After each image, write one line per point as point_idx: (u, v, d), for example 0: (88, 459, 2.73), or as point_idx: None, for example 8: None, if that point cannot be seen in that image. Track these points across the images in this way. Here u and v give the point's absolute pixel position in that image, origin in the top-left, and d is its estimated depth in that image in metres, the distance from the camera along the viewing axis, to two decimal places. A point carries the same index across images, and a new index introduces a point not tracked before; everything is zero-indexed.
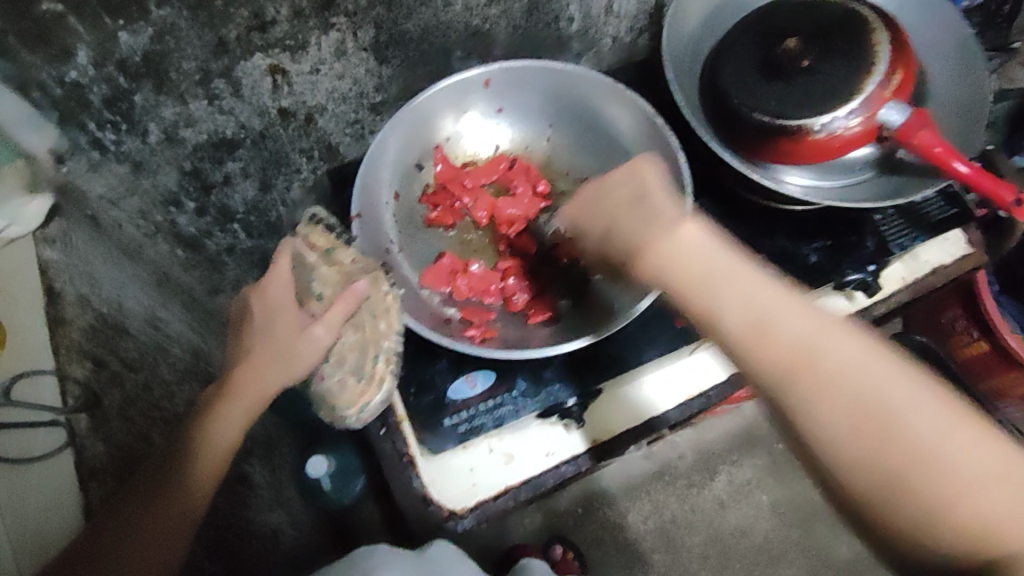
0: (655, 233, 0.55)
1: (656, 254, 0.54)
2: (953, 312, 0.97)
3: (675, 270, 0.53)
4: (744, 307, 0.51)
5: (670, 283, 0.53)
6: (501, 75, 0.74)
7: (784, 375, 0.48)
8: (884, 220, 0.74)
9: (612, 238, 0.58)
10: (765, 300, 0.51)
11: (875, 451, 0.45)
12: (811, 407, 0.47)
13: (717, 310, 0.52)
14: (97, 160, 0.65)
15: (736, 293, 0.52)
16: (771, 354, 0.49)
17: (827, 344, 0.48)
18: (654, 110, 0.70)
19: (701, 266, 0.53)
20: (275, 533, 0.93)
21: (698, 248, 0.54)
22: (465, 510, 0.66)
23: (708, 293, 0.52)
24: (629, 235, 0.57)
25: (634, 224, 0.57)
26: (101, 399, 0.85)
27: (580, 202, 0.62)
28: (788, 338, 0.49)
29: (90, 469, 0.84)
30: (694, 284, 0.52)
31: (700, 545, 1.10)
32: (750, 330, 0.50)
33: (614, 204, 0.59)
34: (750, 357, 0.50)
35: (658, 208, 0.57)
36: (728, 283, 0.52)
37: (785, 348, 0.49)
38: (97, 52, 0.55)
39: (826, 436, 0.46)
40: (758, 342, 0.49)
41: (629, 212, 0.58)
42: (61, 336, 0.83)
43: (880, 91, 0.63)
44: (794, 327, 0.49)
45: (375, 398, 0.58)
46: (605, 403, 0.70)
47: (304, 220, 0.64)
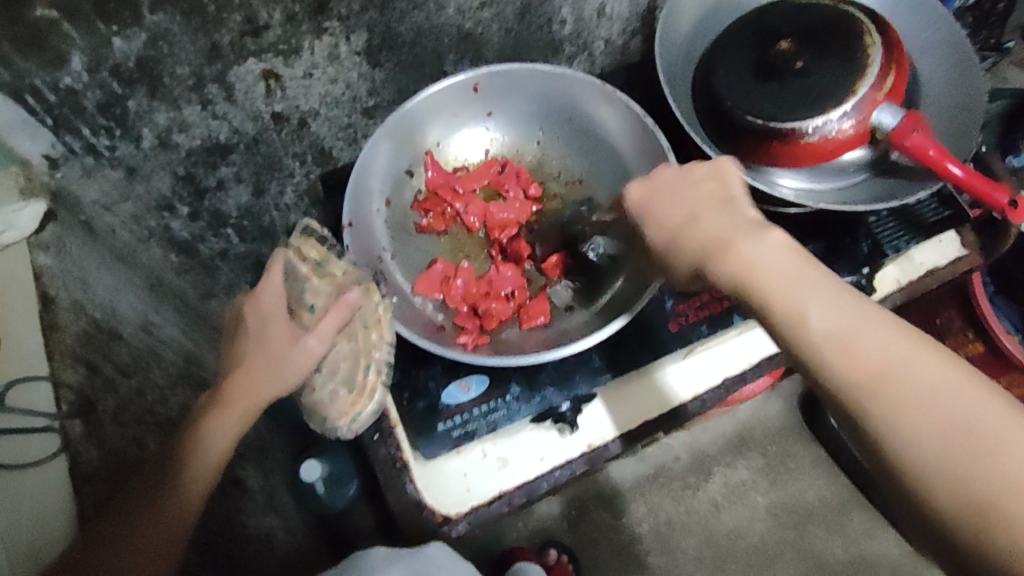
0: (743, 233, 0.50)
1: (734, 254, 0.49)
2: (947, 312, 0.97)
3: (747, 268, 0.48)
4: (828, 316, 0.44)
5: (736, 283, 0.48)
6: (490, 79, 0.74)
7: (862, 389, 0.42)
8: (878, 222, 0.75)
9: (694, 230, 0.53)
10: (852, 310, 0.44)
11: (973, 481, 0.38)
12: (894, 423, 0.41)
13: (804, 314, 0.45)
14: (91, 165, 0.65)
15: (827, 301, 0.45)
16: (851, 362, 0.42)
17: (913, 361, 0.42)
18: (643, 110, 0.70)
19: (786, 271, 0.47)
20: (270, 538, 0.91)
21: (781, 253, 0.48)
22: (459, 515, 0.66)
23: (791, 294, 0.46)
24: (706, 232, 0.52)
25: (718, 220, 0.52)
26: (94, 404, 0.77)
27: (658, 185, 0.58)
28: (875, 352, 0.42)
29: (84, 474, 0.77)
30: (772, 283, 0.47)
31: (695, 547, 1.10)
32: (830, 339, 0.43)
33: (698, 198, 0.55)
34: (824, 365, 0.43)
35: (739, 212, 0.52)
36: (816, 291, 0.45)
37: (870, 362, 0.42)
38: (91, 58, 0.55)
39: (914, 456, 0.40)
40: (838, 352, 0.43)
41: (716, 211, 0.53)
42: (55, 341, 0.75)
43: (873, 93, 0.63)
44: (878, 341, 0.43)
45: (366, 408, 0.60)
46: (601, 408, 0.70)
47: (297, 231, 0.65)
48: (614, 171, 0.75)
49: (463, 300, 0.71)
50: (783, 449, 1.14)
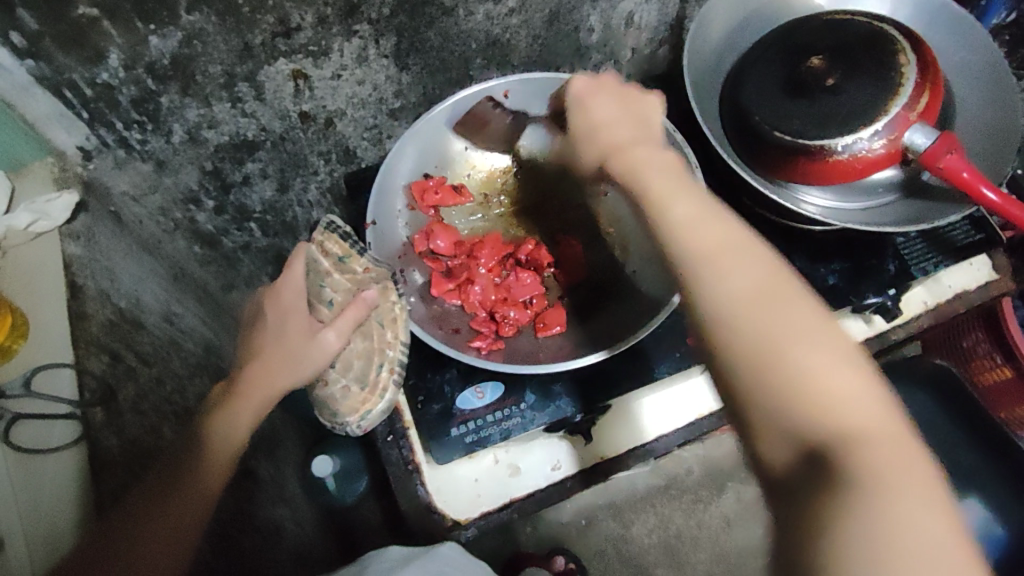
0: (644, 142, 0.53)
1: (632, 155, 0.51)
2: (975, 337, 0.95)
3: (643, 168, 0.50)
4: (691, 207, 0.46)
5: (626, 175, 0.51)
6: (522, 87, 0.72)
7: (704, 267, 0.43)
8: (906, 243, 0.72)
9: (601, 137, 0.55)
10: (713, 212, 0.46)
11: (762, 328, 0.40)
12: (715, 288, 0.42)
13: (671, 205, 0.46)
14: (122, 158, 0.67)
15: (700, 199, 0.47)
16: (702, 246, 0.44)
17: (754, 258, 0.43)
18: (674, 123, 0.70)
19: (665, 172, 0.49)
20: (278, 529, 0.89)
21: (668, 164, 0.50)
22: (469, 520, 0.66)
23: (665, 180, 0.48)
24: (617, 135, 0.54)
25: (627, 129, 0.55)
26: (115, 392, 0.74)
27: (591, 91, 0.59)
28: (715, 233, 0.44)
29: (102, 461, 0.72)
30: (655, 181, 0.48)
31: (705, 562, 1.09)
32: (682, 217, 0.45)
33: (620, 104, 0.57)
34: (677, 244, 0.45)
35: (644, 125, 0.56)
36: (690, 189, 0.47)
37: (711, 237, 0.44)
38: (127, 55, 0.56)
39: (718, 303, 0.41)
40: (693, 237, 0.44)
41: (630, 121, 0.56)
42: (81, 330, 0.74)
43: (907, 113, 0.61)
44: (731, 236, 0.44)
45: (377, 405, 0.60)
46: (613, 419, 0.71)
47: (320, 226, 0.64)
48: None
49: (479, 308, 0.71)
50: None
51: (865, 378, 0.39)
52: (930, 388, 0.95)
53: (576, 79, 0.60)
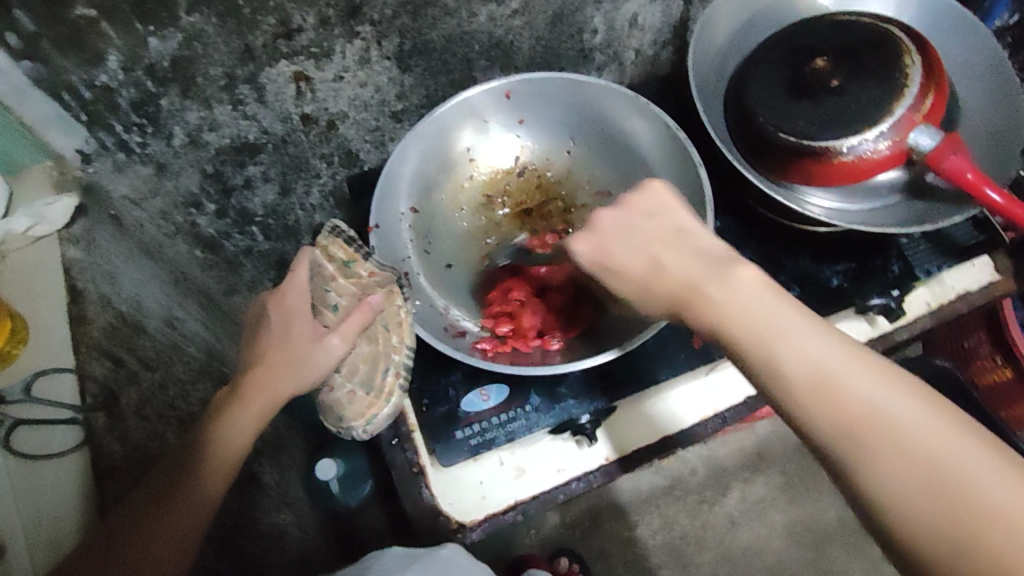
0: (709, 273, 0.48)
1: (713, 311, 0.46)
2: (977, 337, 0.95)
3: (735, 323, 0.45)
4: (803, 355, 0.43)
5: (711, 328, 0.46)
6: (522, 87, 0.73)
7: (844, 436, 0.40)
8: (910, 245, 0.72)
9: (665, 289, 0.49)
10: (829, 353, 0.42)
11: (931, 500, 0.38)
12: (870, 466, 0.39)
13: (776, 360, 0.43)
14: (122, 161, 0.67)
15: (808, 339, 0.43)
16: (834, 407, 0.41)
17: (893, 403, 0.40)
18: (678, 124, 0.70)
19: (756, 313, 0.45)
20: (282, 534, 0.89)
21: (754, 290, 0.46)
22: (473, 523, 0.66)
23: (764, 337, 0.44)
24: (679, 275, 0.49)
25: (683, 260, 0.49)
26: (118, 397, 0.73)
27: (609, 233, 0.52)
28: (850, 394, 0.41)
29: (106, 466, 0.71)
30: (751, 340, 0.44)
31: (710, 563, 1.09)
32: (805, 381, 0.42)
33: (652, 236, 0.51)
34: (799, 408, 0.42)
35: (698, 244, 0.50)
36: (789, 327, 0.44)
37: (848, 402, 0.41)
38: (126, 57, 0.56)
39: (879, 482, 0.39)
40: (818, 400, 0.41)
41: (678, 251, 0.50)
42: (82, 335, 0.73)
43: (911, 114, 0.61)
44: (859, 380, 0.41)
45: (382, 410, 0.59)
46: (618, 422, 0.70)
47: (325, 231, 0.65)
48: None
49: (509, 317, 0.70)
50: (803, 468, 1.13)
51: None
52: (934, 388, 0.95)
53: (573, 242, 0.53)
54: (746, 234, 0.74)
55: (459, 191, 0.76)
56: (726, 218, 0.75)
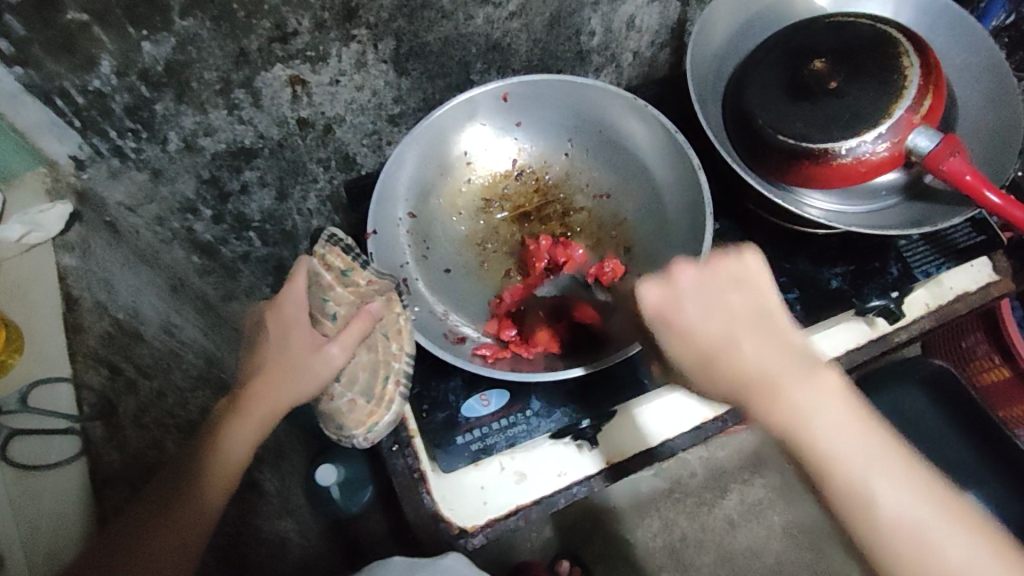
0: (799, 381, 0.46)
1: (803, 427, 0.45)
2: (975, 337, 0.96)
3: (828, 452, 0.44)
4: (898, 501, 0.42)
5: (792, 441, 0.45)
6: (520, 89, 0.73)
7: None
8: (908, 246, 0.72)
9: (746, 382, 0.46)
10: (918, 496, 0.43)
11: None
12: None
13: (871, 496, 0.43)
14: (117, 167, 0.66)
15: (899, 481, 0.43)
16: (921, 555, 0.42)
17: (980, 563, 0.41)
18: (676, 125, 0.70)
19: (848, 444, 0.44)
20: (283, 541, 0.88)
21: (841, 410, 0.45)
22: (476, 528, 0.66)
23: (857, 472, 0.43)
24: (758, 367, 0.46)
25: (765, 352, 0.47)
26: (115, 406, 0.72)
27: (688, 298, 0.48)
28: (939, 547, 0.42)
29: (103, 478, 0.70)
30: (842, 470, 0.43)
31: (710, 564, 1.09)
32: (894, 524, 0.42)
33: (736, 316, 0.48)
34: (882, 550, 0.43)
35: (781, 333, 0.48)
36: (880, 463, 0.43)
37: (935, 555, 0.42)
38: (120, 62, 0.55)
39: None
40: (906, 547, 0.42)
41: (760, 339, 0.47)
42: (77, 343, 0.71)
43: (910, 116, 0.61)
44: (949, 535, 0.42)
45: (383, 417, 0.59)
46: (617, 426, 0.70)
47: (322, 239, 0.64)
48: (644, 192, 0.74)
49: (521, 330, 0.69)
50: None
51: None
52: None
53: (645, 288, 0.50)
54: (746, 237, 0.74)
55: (457, 195, 0.76)
56: (725, 221, 0.75)
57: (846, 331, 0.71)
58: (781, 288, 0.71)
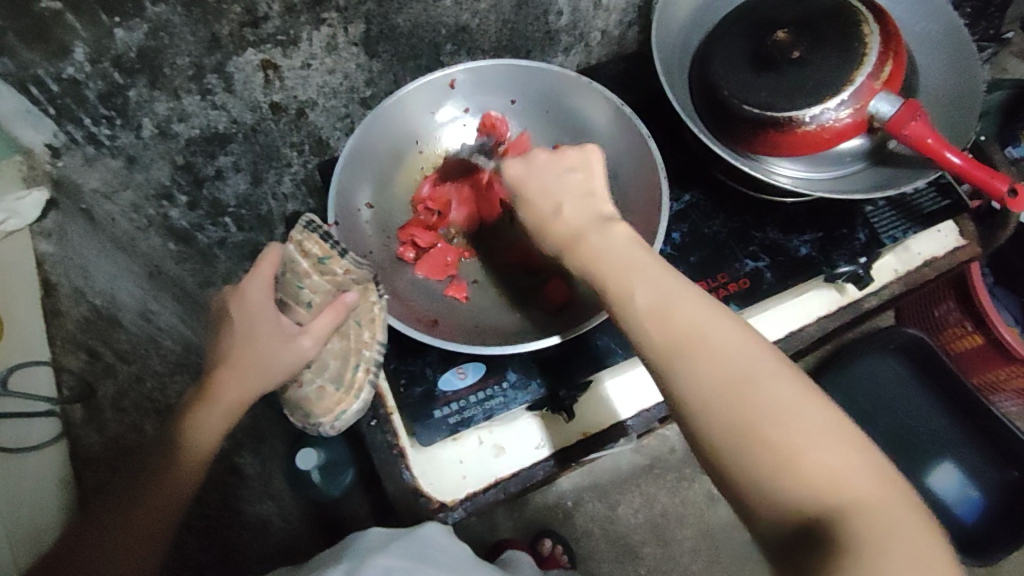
0: (594, 224, 0.49)
1: (581, 250, 0.48)
2: (947, 305, 0.98)
3: (598, 263, 0.46)
4: (648, 287, 0.43)
5: (583, 270, 0.47)
6: (467, 75, 0.74)
7: (662, 349, 0.41)
8: (875, 212, 0.74)
9: (557, 224, 0.50)
10: (670, 283, 0.43)
11: (740, 411, 0.38)
12: (683, 379, 0.40)
13: (624, 285, 0.44)
14: (91, 155, 0.66)
15: (668, 282, 0.43)
16: (664, 330, 0.41)
17: (718, 327, 0.41)
18: (621, 98, 0.70)
19: (620, 258, 0.46)
20: (265, 525, 0.94)
21: (623, 240, 0.47)
22: (455, 502, 0.67)
23: (620, 270, 0.45)
24: (567, 220, 0.50)
25: (578, 209, 0.50)
26: (95, 390, 0.83)
27: (529, 164, 0.53)
28: (683, 318, 0.41)
29: (85, 458, 0.82)
30: (607, 270, 0.45)
31: (691, 539, 1.11)
32: (643, 305, 0.42)
33: (565, 180, 0.52)
34: (640, 332, 0.42)
35: (602, 202, 0.51)
36: (640, 263, 0.45)
37: (672, 329, 0.41)
38: (94, 49, 0.56)
39: (694, 395, 0.39)
40: (656, 322, 0.42)
41: (580, 203, 0.51)
42: (57, 327, 0.81)
43: (871, 82, 0.62)
44: (696, 309, 0.41)
45: (351, 407, 0.60)
46: (595, 396, 0.71)
47: (300, 224, 0.59)
48: None
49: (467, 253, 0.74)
50: None
51: (849, 442, 0.37)
52: None
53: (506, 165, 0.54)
54: (715, 207, 0.75)
55: (413, 182, 0.77)
56: (694, 193, 0.76)
57: (819, 297, 0.74)
58: (751, 257, 0.72)
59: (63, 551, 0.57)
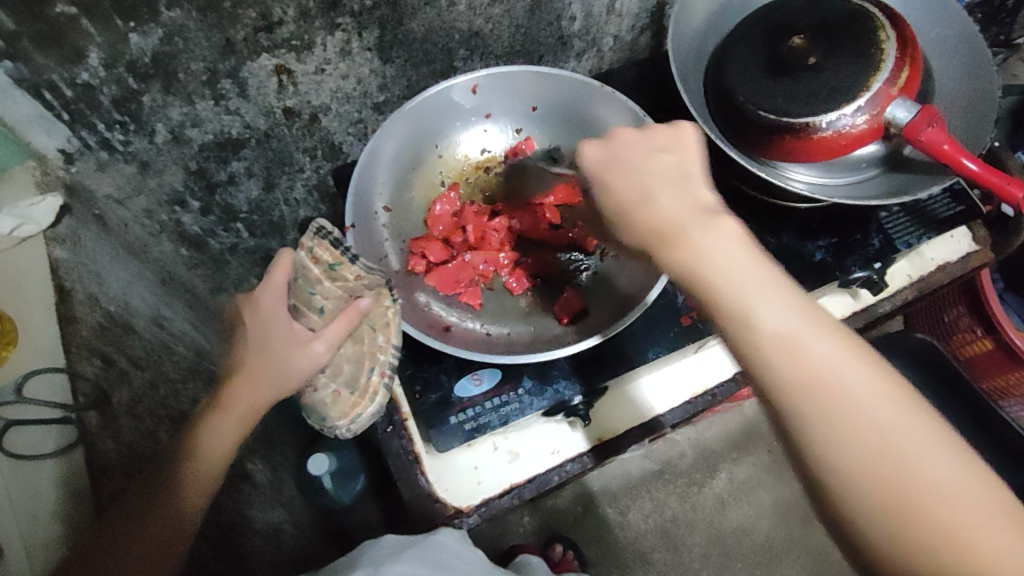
0: (693, 218, 0.46)
1: (685, 253, 0.45)
2: (958, 310, 0.98)
3: (714, 281, 0.43)
4: (779, 324, 0.41)
5: (692, 282, 0.44)
6: (489, 81, 0.74)
7: (799, 401, 0.39)
8: (889, 218, 0.74)
9: (647, 214, 0.48)
10: (802, 321, 0.41)
11: (886, 479, 0.37)
12: (824, 437, 0.39)
13: (752, 319, 0.41)
14: (105, 160, 0.65)
15: (801, 320, 0.41)
16: (794, 372, 0.40)
17: (860, 381, 0.39)
18: (643, 110, 0.69)
19: (740, 277, 0.43)
20: (277, 532, 0.93)
21: (737, 251, 0.44)
22: (471, 508, 0.67)
23: (743, 297, 0.42)
24: (663, 212, 0.47)
25: (675, 200, 0.48)
26: (110, 396, 0.79)
27: (613, 152, 0.53)
28: (821, 368, 0.40)
29: (100, 465, 0.78)
30: (725, 292, 0.42)
31: (701, 544, 1.10)
32: (777, 347, 0.40)
33: (653, 167, 0.51)
34: (764, 366, 0.41)
35: (695, 188, 0.49)
36: (766, 290, 0.42)
37: (810, 379, 0.40)
38: (108, 54, 0.55)
39: (835, 455, 0.38)
40: (785, 360, 0.40)
41: (673, 188, 0.49)
42: (72, 334, 0.78)
43: (888, 88, 0.62)
44: (828, 351, 0.40)
45: (367, 410, 0.59)
46: (611, 401, 0.71)
47: (309, 230, 0.57)
48: None
49: (487, 269, 0.72)
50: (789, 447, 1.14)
51: (1000, 513, 0.37)
52: None
53: (588, 147, 0.55)
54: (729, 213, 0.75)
55: (429, 188, 0.77)
56: None
57: (833, 303, 0.74)
58: None
59: (81, 556, 0.58)
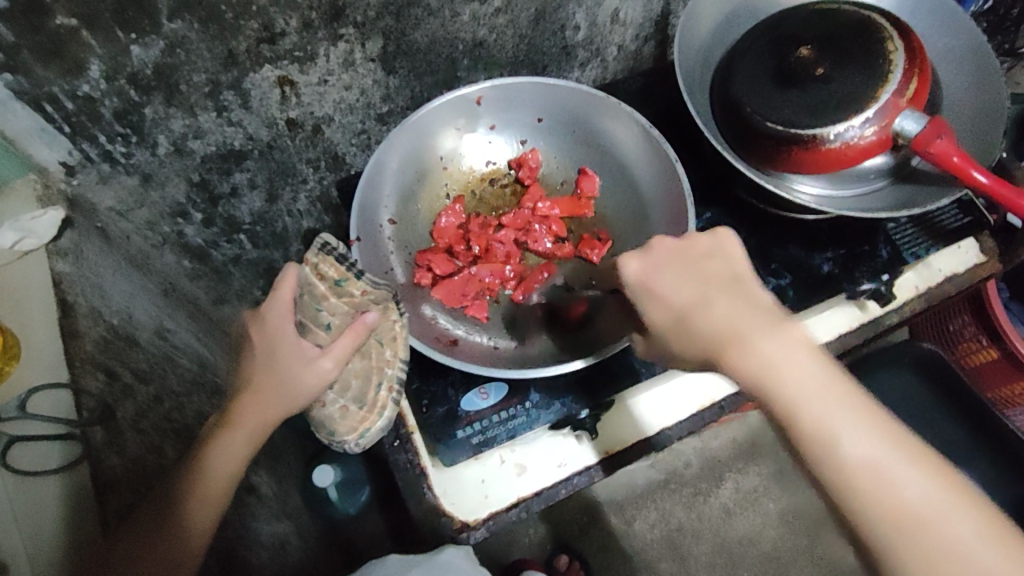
0: (759, 329, 0.45)
1: (754, 367, 0.44)
2: (964, 319, 0.98)
3: (792, 403, 0.43)
4: (862, 449, 0.41)
5: (767, 398, 0.44)
6: (493, 92, 0.73)
7: (886, 531, 0.39)
8: (897, 229, 0.74)
9: (708, 324, 0.47)
10: (885, 445, 0.41)
11: None
12: (914, 572, 0.39)
13: (834, 443, 0.41)
14: (107, 173, 0.65)
15: (884, 444, 0.41)
16: (886, 504, 0.40)
17: (947, 511, 0.39)
18: (648, 120, 0.70)
19: (819, 399, 0.42)
20: (282, 543, 0.90)
21: (812, 368, 0.43)
22: (477, 523, 0.64)
23: (823, 420, 0.42)
24: (725, 322, 0.46)
25: (736, 308, 0.47)
26: (115, 411, 0.76)
27: (661, 258, 0.50)
28: (908, 498, 0.39)
29: (105, 481, 0.74)
30: (804, 414, 0.42)
31: (707, 554, 1.09)
32: (862, 474, 0.40)
33: (705, 274, 0.49)
34: (847, 493, 0.40)
35: (752, 296, 0.48)
36: (844, 411, 0.42)
37: (899, 510, 0.39)
38: (109, 66, 0.55)
39: None
40: (873, 488, 0.40)
41: (729, 296, 0.48)
42: (76, 349, 0.75)
43: (897, 99, 0.61)
44: (915, 480, 0.40)
45: (377, 423, 0.58)
46: (614, 416, 0.68)
47: (314, 246, 0.58)
48: (621, 188, 0.75)
49: (493, 281, 0.72)
50: None
51: None
52: None
53: (624, 258, 0.51)
54: (736, 224, 0.75)
55: (435, 200, 0.76)
56: (715, 210, 0.76)
57: (842, 313, 0.71)
58: (773, 274, 0.72)
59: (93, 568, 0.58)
